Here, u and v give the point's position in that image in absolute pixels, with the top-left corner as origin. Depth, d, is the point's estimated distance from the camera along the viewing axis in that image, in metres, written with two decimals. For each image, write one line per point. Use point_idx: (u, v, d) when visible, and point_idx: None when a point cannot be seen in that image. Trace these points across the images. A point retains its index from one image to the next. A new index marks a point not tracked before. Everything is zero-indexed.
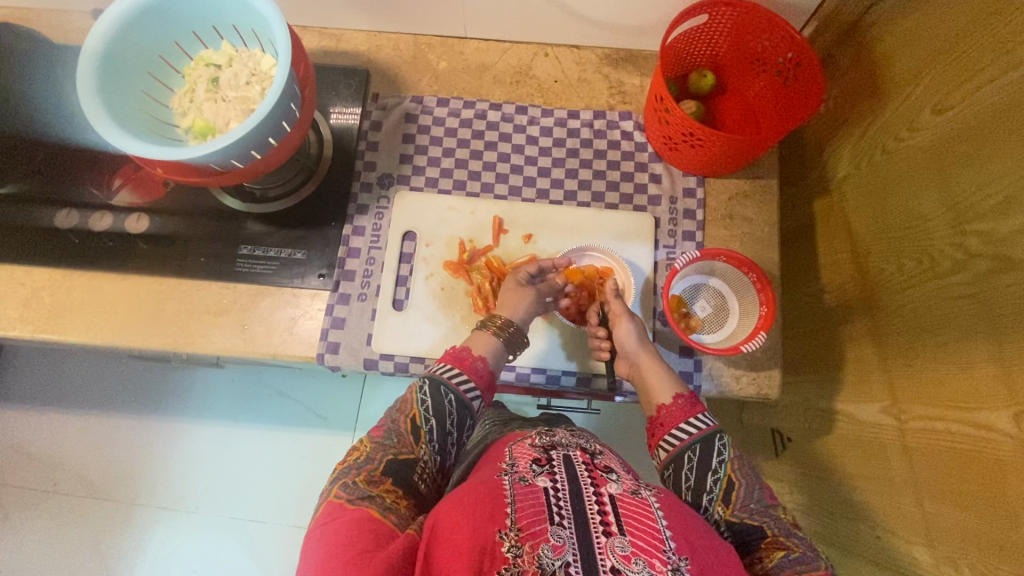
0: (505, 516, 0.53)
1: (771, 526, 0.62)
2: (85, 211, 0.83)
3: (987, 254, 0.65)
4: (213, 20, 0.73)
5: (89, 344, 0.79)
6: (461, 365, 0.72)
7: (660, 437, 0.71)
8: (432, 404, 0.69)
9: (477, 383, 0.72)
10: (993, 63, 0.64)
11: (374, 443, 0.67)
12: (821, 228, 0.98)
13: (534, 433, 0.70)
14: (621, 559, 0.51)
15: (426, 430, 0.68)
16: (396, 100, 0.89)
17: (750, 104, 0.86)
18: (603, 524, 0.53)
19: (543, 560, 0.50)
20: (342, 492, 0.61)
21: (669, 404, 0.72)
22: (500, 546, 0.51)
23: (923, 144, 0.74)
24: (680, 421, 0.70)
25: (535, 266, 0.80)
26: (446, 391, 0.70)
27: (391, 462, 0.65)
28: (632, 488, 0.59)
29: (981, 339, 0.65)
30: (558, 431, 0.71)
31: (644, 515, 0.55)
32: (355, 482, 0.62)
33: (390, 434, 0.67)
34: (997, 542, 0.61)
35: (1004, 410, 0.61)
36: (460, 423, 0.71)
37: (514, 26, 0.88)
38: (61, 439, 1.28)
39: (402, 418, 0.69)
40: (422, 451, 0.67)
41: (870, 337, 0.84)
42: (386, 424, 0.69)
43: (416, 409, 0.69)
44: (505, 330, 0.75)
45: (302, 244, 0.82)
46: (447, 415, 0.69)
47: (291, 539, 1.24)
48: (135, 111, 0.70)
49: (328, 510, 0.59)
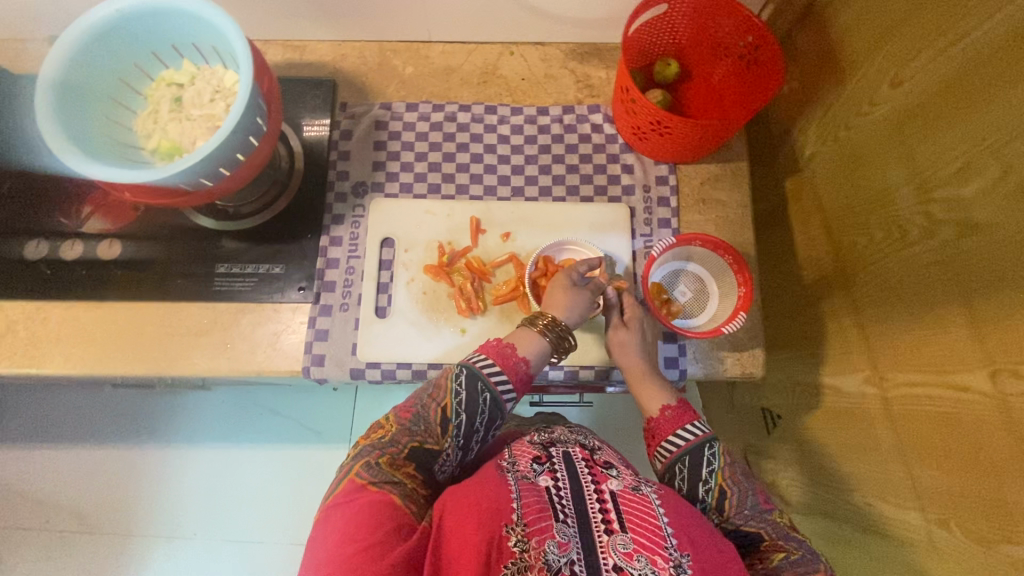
0: (511, 512, 0.53)
1: (769, 531, 0.64)
2: (55, 240, 0.81)
3: (951, 220, 0.66)
4: (172, 39, 0.73)
5: (68, 375, 0.78)
6: (503, 363, 0.69)
7: (660, 440, 0.71)
8: (466, 399, 0.66)
9: (513, 383, 0.69)
10: (941, 35, 0.66)
11: (401, 425, 0.66)
12: (793, 206, 0.99)
13: (530, 431, 0.72)
14: (622, 557, 0.52)
15: (455, 424, 0.65)
16: (365, 108, 0.89)
17: (716, 89, 0.87)
18: (605, 522, 0.54)
19: (549, 556, 0.51)
20: (365, 473, 0.61)
21: (658, 417, 0.72)
22: (507, 541, 0.51)
23: (884, 117, 0.76)
24: (671, 432, 0.70)
25: (583, 264, 0.77)
26: (483, 388, 0.66)
27: (415, 449, 0.65)
28: (632, 484, 0.60)
29: (953, 303, 0.66)
30: (556, 428, 0.72)
31: (645, 512, 0.56)
32: (378, 463, 0.62)
33: (418, 420, 0.66)
34: (985, 499, 0.63)
35: (981, 370, 0.62)
36: (489, 422, 0.67)
37: (479, 26, 0.89)
38: (50, 475, 1.26)
39: (434, 406, 0.66)
40: (446, 445, 0.66)
41: (849, 309, 0.86)
42: (416, 406, 0.67)
43: (448, 401, 0.66)
44: (553, 329, 0.72)
45: (280, 258, 0.82)
46: (479, 413, 0.66)
47: (295, 555, 1.23)
48: (99, 134, 0.69)
49: (349, 489, 0.60)
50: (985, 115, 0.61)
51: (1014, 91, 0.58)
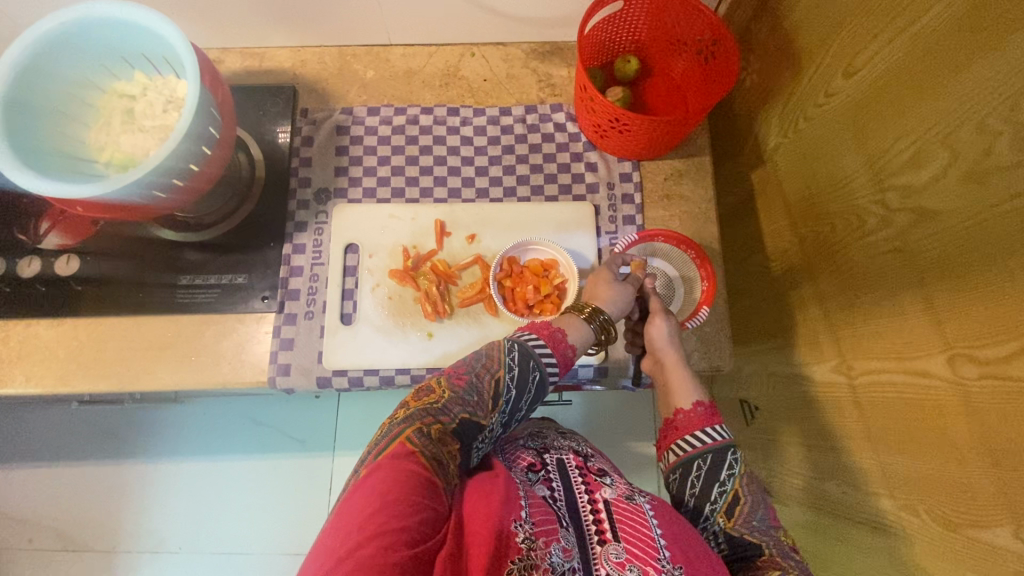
0: (519, 508, 0.54)
1: (770, 546, 0.62)
2: (12, 256, 0.80)
3: (906, 208, 0.67)
4: (122, 50, 0.72)
5: (31, 393, 0.77)
6: (554, 348, 0.69)
7: (677, 437, 0.72)
8: (518, 374, 0.66)
9: (560, 367, 0.69)
10: (888, 23, 0.66)
11: (455, 393, 0.63)
12: (759, 198, 1.00)
13: (525, 438, 0.78)
14: (616, 566, 0.53)
15: (505, 398, 0.65)
16: (326, 113, 0.89)
17: (676, 84, 0.87)
18: (598, 532, 0.55)
19: (554, 559, 0.50)
20: (416, 439, 0.57)
21: (688, 410, 0.72)
22: (515, 536, 0.50)
23: (839, 107, 0.77)
24: (698, 428, 0.71)
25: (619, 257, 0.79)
26: (534, 366, 0.67)
27: (465, 422, 0.62)
28: (626, 493, 0.62)
29: (911, 291, 0.67)
30: (550, 436, 0.80)
31: (639, 522, 0.57)
32: (430, 432, 0.58)
33: (472, 390, 0.64)
34: (949, 485, 0.63)
35: (940, 356, 0.62)
36: (533, 400, 0.68)
37: (438, 28, 0.89)
38: (28, 494, 1.24)
39: (486, 377, 0.65)
40: (492, 420, 0.65)
41: (815, 299, 0.86)
42: (470, 375, 0.65)
43: (502, 372, 0.66)
44: (596, 318, 0.72)
45: (243, 268, 0.81)
46: (527, 389, 0.67)
47: (278, 565, 1.22)
48: (48, 147, 0.68)
49: (399, 453, 0.55)
50: (934, 102, 0.61)
51: (959, 78, 0.58)
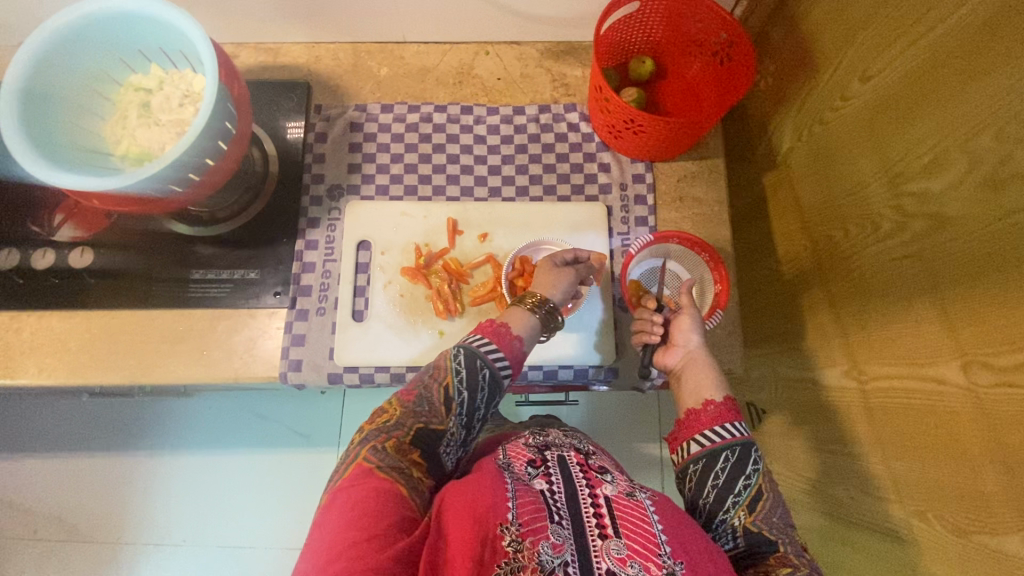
0: (506, 510, 0.52)
1: (784, 544, 0.61)
2: (26, 249, 0.80)
3: (922, 214, 0.67)
4: (139, 44, 0.72)
5: (44, 384, 0.77)
6: (499, 342, 0.69)
7: (704, 428, 0.69)
8: (466, 376, 0.66)
9: (510, 361, 0.69)
10: (907, 29, 0.66)
11: (405, 408, 0.65)
12: (772, 202, 1.00)
13: (527, 435, 0.73)
14: (616, 561, 0.50)
15: (457, 401, 0.65)
16: (340, 110, 0.89)
17: (690, 85, 0.87)
18: (599, 527, 0.53)
19: (543, 558, 0.49)
20: (372, 457, 0.59)
21: (717, 403, 0.70)
22: (501, 540, 0.50)
23: (855, 113, 0.76)
24: (726, 421, 0.68)
25: (569, 251, 0.78)
26: (482, 364, 0.66)
27: (421, 432, 0.63)
28: (627, 489, 0.60)
29: (925, 297, 0.66)
30: (551, 432, 0.74)
31: (639, 518, 0.55)
32: (385, 448, 0.60)
33: (423, 401, 0.65)
34: (961, 491, 0.63)
35: (953, 362, 0.62)
36: (489, 399, 0.67)
37: (452, 26, 0.89)
38: (35, 484, 1.25)
39: (434, 386, 0.66)
40: (451, 423, 0.65)
41: (827, 304, 0.86)
42: (417, 388, 0.66)
43: (451, 378, 0.66)
44: (543, 307, 0.73)
45: (256, 263, 0.81)
46: (479, 390, 0.66)
47: (283, 559, 1.22)
48: (64, 141, 0.68)
49: (357, 473, 0.57)
50: (952, 107, 0.61)
51: (978, 84, 0.58)
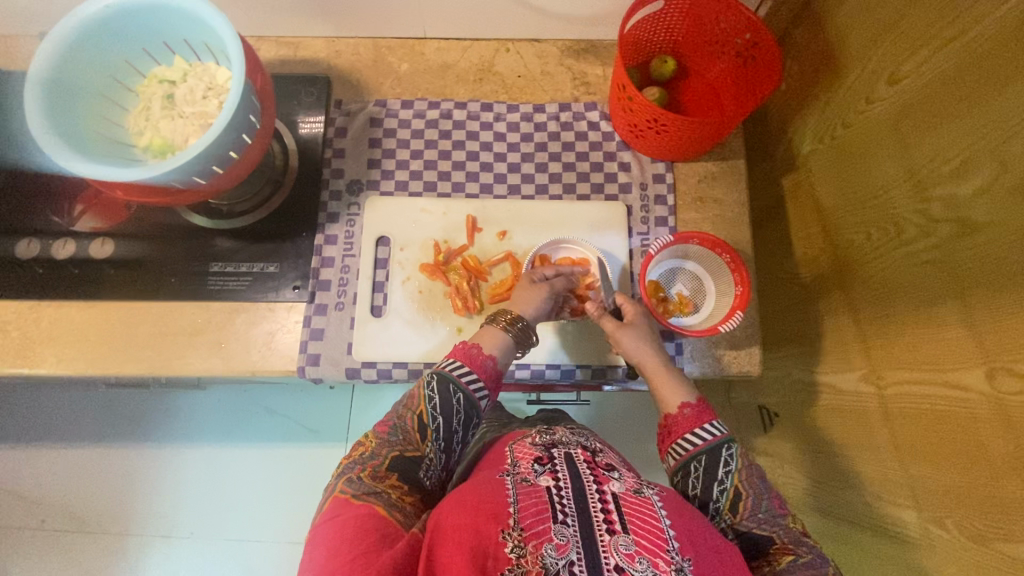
0: (508, 516, 0.52)
1: (781, 535, 0.63)
2: (47, 239, 0.81)
3: (949, 218, 0.66)
4: (164, 36, 0.72)
5: (62, 374, 0.77)
6: (470, 364, 0.70)
7: (677, 436, 0.69)
8: (440, 402, 0.67)
9: (484, 381, 0.70)
10: (939, 32, 0.66)
11: (380, 439, 0.66)
12: (790, 205, 0.99)
13: (533, 432, 0.70)
14: (624, 557, 0.50)
15: (433, 428, 0.67)
16: (360, 105, 0.89)
17: (712, 86, 0.86)
18: (606, 522, 0.52)
19: (547, 560, 0.49)
20: (348, 487, 0.61)
21: (675, 413, 0.70)
22: (504, 547, 0.50)
23: (881, 115, 0.76)
24: (687, 431, 0.68)
25: (551, 267, 0.78)
26: (455, 389, 0.68)
27: (397, 459, 0.65)
28: (634, 486, 0.58)
29: (950, 303, 0.66)
30: (557, 430, 0.71)
31: (648, 514, 0.54)
32: (360, 477, 0.62)
33: (396, 431, 0.67)
34: (981, 497, 0.62)
35: (978, 369, 0.62)
36: (466, 421, 0.69)
37: (474, 23, 0.88)
38: (45, 474, 1.25)
39: (409, 415, 0.68)
40: (428, 449, 0.66)
41: (845, 307, 0.86)
42: (392, 419, 0.68)
43: (424, 406, 0.67)
44: (514, 325, 0.73)
45: (275, 257, 0.81)
46: (454, 413, 0.68)
47: (289, 554, 1.22)
48: (89, 131, 0.68)
49: (334, 506, 0.59)
50: (983, 111, 0.61)
51: (1011, 88, 0.57)
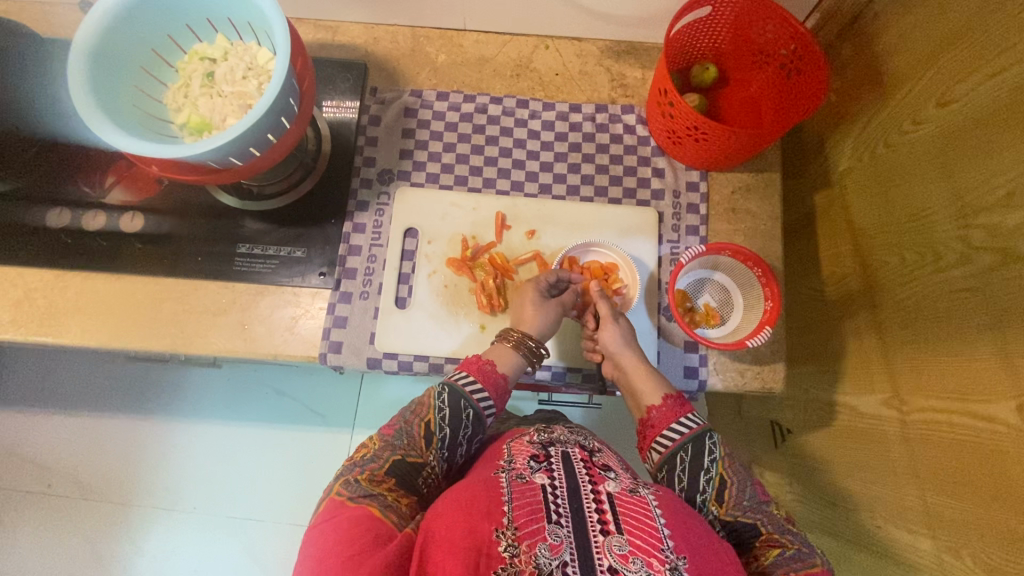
0: (501, 515, 0.51)
1: (766, 524, 0.62)
2: (77, 210, 0.81)
3: (990, 247, 0.64)
4: (207, 12, 0.72)
5: (83, 344, 0.77)
6: (485, 382, 0.70)
7: (651, 439, 0.70)
8: (449, 414, 0.67)
9: (494, 399, 0.70)
10: (998, 56, 0.64)
11: (383, 441, 0.66)
12: (821, 221, 0.98)
13: (531, 429, 0.68)
14: (618, 558, 0.49)
15: (438, 437, 0.67)
16: (395, 94, 0.88)
17: (752, 97, 0.85)
18: (600, 522, 0.51)
19: (540, 560, 0.48)
20: (344, 489, 0.60)
21: (658, 405, 0.71)
22: (497, 546, 0.49)
23: (926, 137, 0.74)
24: (668, 424, 0.69)
25: (552, 275, 0.78)
26: (466, 404, 0.68)
27: (398, 462, 0.65)
28: (630, 486, 0.57)
29: (985, 334, 0.64)
30: (557, 427, 0.69)
31: (642, 514, 0.53)
32: (358, 480, 0.62)
33: (401, 435, 0.67)
34: (1002, 532, 0.61)
35: (1010, 402, 0.61)
36: (471, 434, 0.69)
37: (516, 19, 0.87)
38: (57, 439, 1.26)
39: (416, 421, 0.67)
40: (431, 456, 0.66)
41: (872, 329, 0.85)
42: (398, 423, 0.68)
43: (432, 415, 0.67)
44: (525, 345, 0.74)
45: (302, 241, 0.81)
46: (462, 426, 0.68)
47: (289, 535, 1.23)
48: (128, 105, 0.68)
49: (329, 507, 0.59)
50: None
51: None
